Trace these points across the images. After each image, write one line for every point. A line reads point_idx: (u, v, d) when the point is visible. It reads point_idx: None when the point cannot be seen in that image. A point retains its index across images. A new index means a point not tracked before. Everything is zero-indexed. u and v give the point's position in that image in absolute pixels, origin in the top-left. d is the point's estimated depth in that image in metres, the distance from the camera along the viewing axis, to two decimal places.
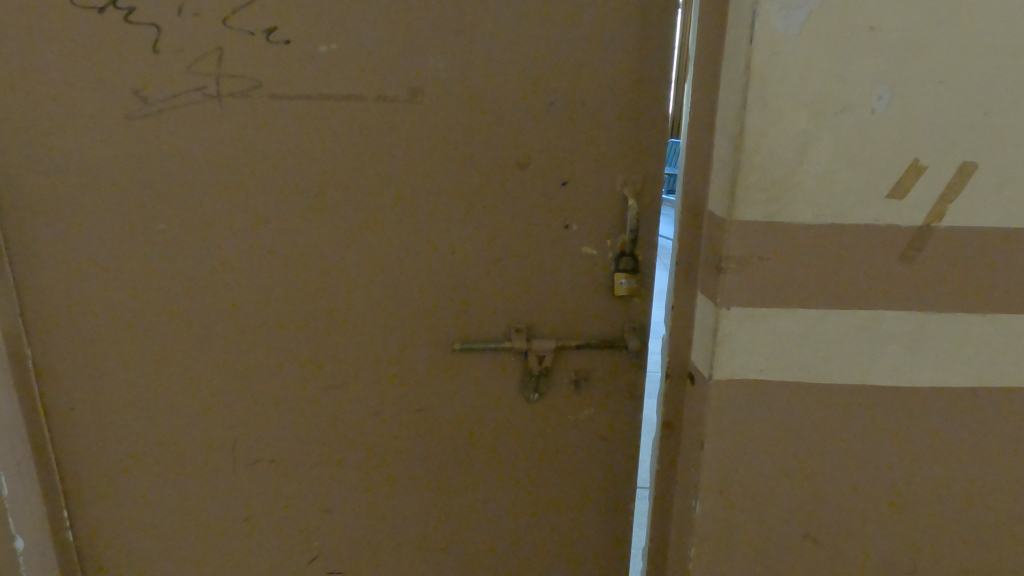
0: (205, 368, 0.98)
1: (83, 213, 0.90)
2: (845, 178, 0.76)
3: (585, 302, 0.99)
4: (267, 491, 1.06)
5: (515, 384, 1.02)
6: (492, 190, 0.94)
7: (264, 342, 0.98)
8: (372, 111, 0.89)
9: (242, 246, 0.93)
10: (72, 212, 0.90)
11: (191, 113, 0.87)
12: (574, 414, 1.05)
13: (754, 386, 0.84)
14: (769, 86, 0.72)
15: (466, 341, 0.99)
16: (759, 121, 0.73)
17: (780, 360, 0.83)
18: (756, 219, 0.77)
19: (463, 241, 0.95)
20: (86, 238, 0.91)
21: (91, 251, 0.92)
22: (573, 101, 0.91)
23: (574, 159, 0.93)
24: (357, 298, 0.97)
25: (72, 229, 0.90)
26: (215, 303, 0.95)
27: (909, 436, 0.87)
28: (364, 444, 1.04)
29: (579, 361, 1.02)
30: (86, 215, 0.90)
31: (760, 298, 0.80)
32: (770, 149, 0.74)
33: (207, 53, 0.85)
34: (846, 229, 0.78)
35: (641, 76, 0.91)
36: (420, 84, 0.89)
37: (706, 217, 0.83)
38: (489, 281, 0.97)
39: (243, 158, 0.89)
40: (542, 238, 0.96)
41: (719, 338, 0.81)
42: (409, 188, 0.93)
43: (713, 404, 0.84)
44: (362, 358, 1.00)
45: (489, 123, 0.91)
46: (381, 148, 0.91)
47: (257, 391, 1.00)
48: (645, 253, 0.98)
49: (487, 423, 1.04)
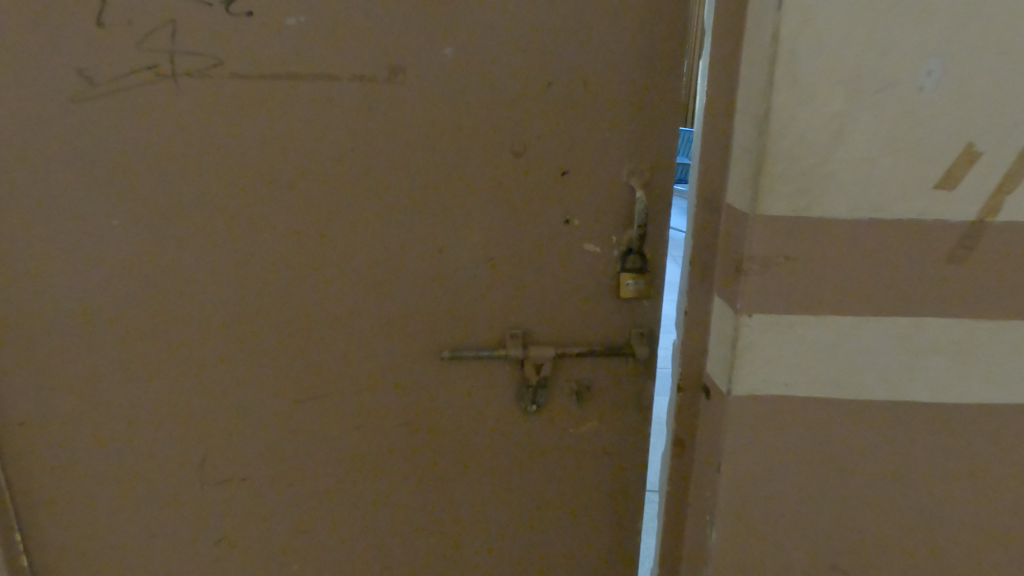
0: (169, 378, 0.90)
1: (29, 208, 0.81)
2: (887, 166, 0.66)
3: (587, 305, 0.90)
4: (237, 507, 0.97)
5: (511, 396, 0.93)
6: (484, 181, 0.84)
7: (233, 350, 0.89)
8: (348, 93, 0.80)
9: (206, 245, 0.84)
10: (16, 207, 0.81)
11: (143, 95, 0.78)
12: (576, 427, 0.95)
13: (777, 403, 0.74)
14: (800, 59, 0.62)
15: (456, 348, 0.90)
16: (789, 100, 0.63)
17: (807, 373, 0.73)
18: (783, 214, 0.67)
19: (453, 239, 0.86)
20: (33, 236, 0.82)
21: (38, 251, 0.83)
22: (575, 82, 0.81)
23: (575, 147, 0.83)
24: (336, 302, 0.88)
25: (18, 226, 0.82)
26: (177, 308, 0.86)
27: (953, 459, 0.76)
28: (346, 462, 0.96)
29: (580, 370, 0.93)
30: (31, 210, 0.81)
31: (786, 304, 0.70)
32: (800, 133, 0.64)
33: (159, 27, 0.76)
34: (887, 224, 0.68)
35: (652, 54, 0.81)
36: (402, 62, 0.79)
37: (724, 212, 0.73)
38: (481, 282, 0.88)
39: (202, 144, 0.80)
40: (540, 235, 0.87)
41: (740, 348, 0.72)
42: (391, 180, 0.83)
43: (730, 423, 0.75)
44: (341, 366, 0.91)
45: (480, 108, 0.82)
46: (359, 135, 0.81)
47: (226, 405, 0.92)
48: (655, 252, 0.88)
49: (480, 438, 0.95)
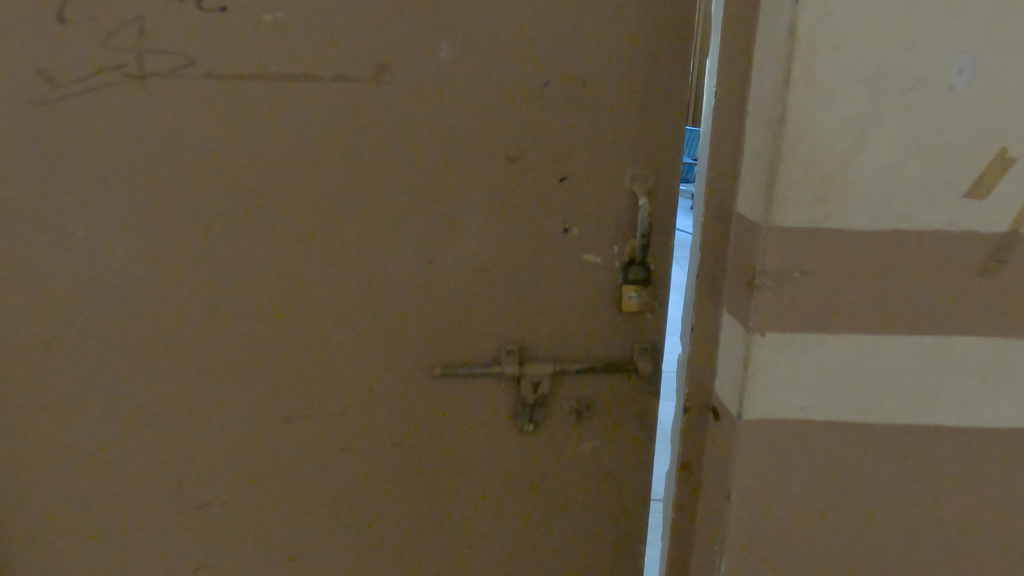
0: (142, 397, 0.85)
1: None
2: (913, 171, 0.60)
3: (587, 319, 0.84)
4: (216, 533, 0.91)
5: (507, 414, 0.88)
6: (476, 188, 0.79)
7: (211, 367, 0.84)
8: (329, 94, 0.75)
9: (181, 256, 0.79)
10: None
11: (109, 97, 0.73)
12: (576, 448, 0.90)
13: (792, 427, 0.69)
14: (818, 56, 0.57)
15: (449, 366, 0.85)
16: (807, 100, 0.58)
17: (824, 395, 0.67)
18: (800, 224, 0.62)
19: (443, 250, 0.81)
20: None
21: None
22: (572, 82, 0.76)
23: (574, 151, 0.78)
24: (319, 317, 0.83)
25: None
26: (150, 322, 0.82)
27: (983, 488, 0.71)
28: (332, 486, 0.90)
29: (580, 387, 0.87)
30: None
31: (802, 322, 0.65)
32: (819, 137, 0.59)
33: (125, 25, 0.71)
34: (913, 235, 0.62)
35: (654, 51, 0.76)
36: (387, 60, 0.74)
37: (733, 222, 0.68)
38: (473, 294, 0.83)
39: (173, 149, 0.75)
40: (536, 245, 0.81)
41: (751, 368, 0.66)
42: (377, 187, 0.78)
43: (741, 448, 0.69)
44: (325, 384, 0.86)
45: (471, 109, 0.76)
46: (342, 138, 0.76)
47: (205, 426, 0.87)
48: (659, 262, 0.83)
49: (474, 459, 0.90)
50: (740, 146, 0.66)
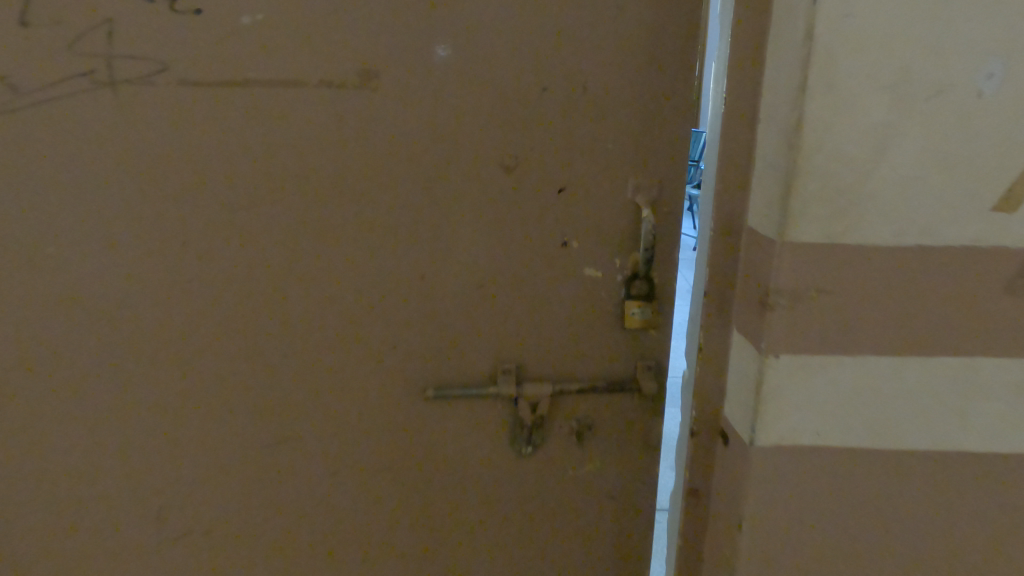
0: (116, 421, 0.80)
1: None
2: (937, 184, 0.56)
3: (588, 336, 0.80)
4: (198, 562, 0.87)
5: (503, 436, 0.84)
6: (469, 199, 0.75)
7: (190, 389, 0.79)
8: (312, 100, 0.70)
9: (156, 273, 0.75)
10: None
11: (78, 104, 0.69)
12: (577, 470, 0.86)
13: (806, 454, 0.65)
14: (837, 62, 0.53)
15: (442, 386, 0.81)
16: (824, 110, 0.54)
17: (841, 421, 0.63)
18: (816, 240, 0.58)
19: (435, 264, 0.77)
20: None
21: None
22: (570, 87, 0.72)
23: (573, 160, 0.74)
24: (304, 335, 0.78)
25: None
26: (125, 343, 0.77)
27: (1010, 517, 0.67)
28: (320, 513, 0.86)
29: (581, 407, 0.83)
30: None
31: (818, 344, 0.61)
32: (838, 147, 0.55)
33: (93, 28, 0.67)
34: (937, 252, 0.58)
35: (657, 55, 0.72)
36: (373, 65, 0.70)
37: (744, 236, 0.64)
38: (468, 311, 0.79)
39: (146, 160, 0.71)
40: (533, 259, 0.77)
41: (764, 393, 0.62)
42: (364, 199, 0.74)
43: (753, 477, 0.65)
44: (312, 406, 0.81)
45: (463, 116, 0.72)
46: (327, 147, 0.72)
47: (183, 450, 0.82)
48: (663, 277, 0.79)
49: (469, 483, 0.86)
50: (751, 155, 0.62)
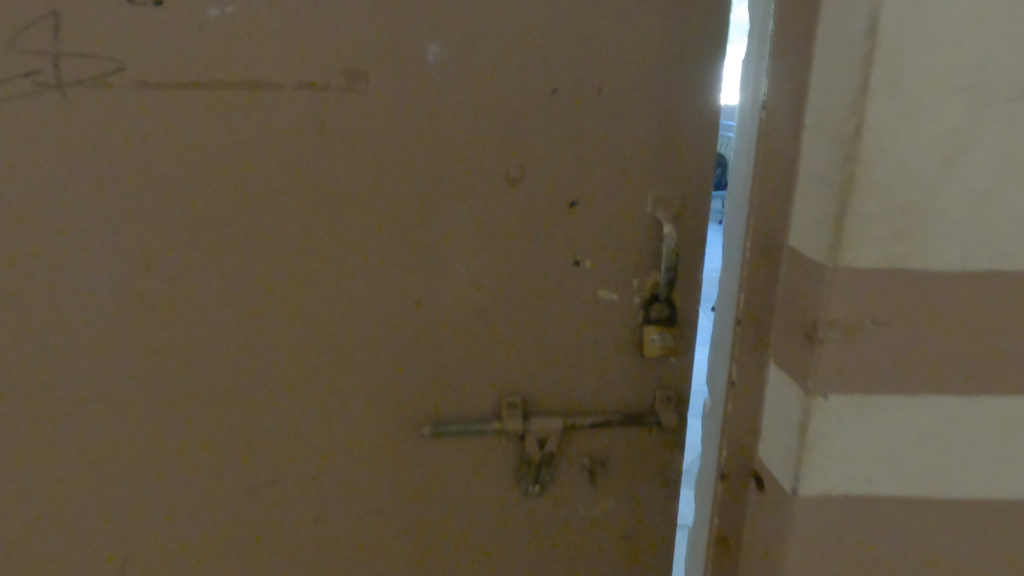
0: (71, 469, 0.71)
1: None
2: (1012, 200, 0.49)
3: (601, 365, 0.73)
4: None
5: (508, 475, 0.76)
6: (469, 214, 0.67)
7: (155, 431, 0.70)
8: (291, 105, 0.62)
9: (116, 301, 0.66)
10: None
11: (19, 110, 0.60)
12: (588, 510, 0.78)
13: (854, 505, 0.57)
14: (903, 60, 0.45)
15: (440, 422, 0.73)
16: (887, 116, 0.46)
17: (895, 469, 0.56)
18: (875, 266, 0.50)
19: (432, 288, 0.69)
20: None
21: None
22: (581, 88, 0.64)
23: (585, 171, 0.66)
24: (285, 368, 0.70)
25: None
26: (79, 379, 0.68)
27: None
28: (303, 563, 0.77)
29: (593, 442, 0.75)
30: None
31: (872, 383, 0.53)
32: (902, 159, 0.47)
33: (38, 23, 0.58)
34: (1011, 278, 0.51)
35: (679, 55, 0.64)
36: (359, 63, 0.62)
37: (783, 257, 0.56)
38: (468, 339, 0.71)
39: (101, 173, 0.62)
40: (541, 281, 0.69)
41: (809, 437, 0.55)
42: (351, 215, 0.66)
43: (794, 530, 0.57)
44: (294, 446, 0.73)
45: (462, 122, 0.64)
46: (309, 158, 0.64)
47: (149, 501, 0.73)
48: (685, 299, 0.71)
49: (470, 527, 0.78)
50: (793, 166, 0.54)
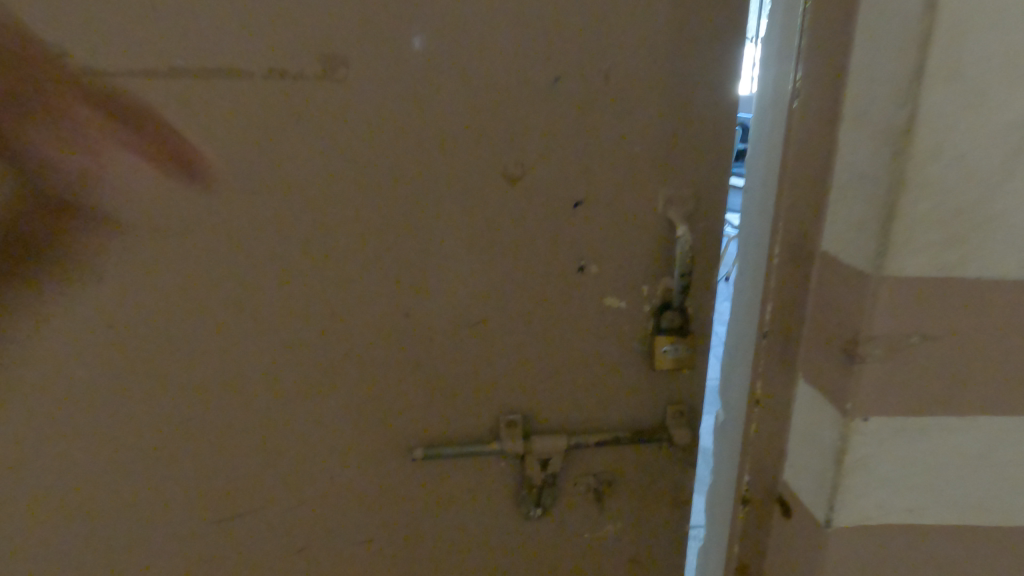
0: (17, 511, 0.63)
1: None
2: None
3: (606, 378, 0.67)
4: None
5: (507, 498, 0.70)
6: (463, 217, 0.60)
7: (114, 466, 0.63)
8: (262, 95, 0.55)
9: (63, 324, 0.58)
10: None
11: None
12: (594, 533, 0.72)
13: (892, 534, 0.51)
14: (963, 40, 0.40)
15: (433, 444, 0.66)
16: (944, 104, 0.41)
17: (938, 495, 0.50)
18: (924, 274, 0.44)
19: (423, 297, 0.62)
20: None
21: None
22: (586, 75, 0.58)
23: (591, 167, 0.60)
24: (259, 389, 0.63)
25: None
26: (20, 409, 0.59)
27: None
28: None
29: (599, 461, 0.69)
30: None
31: (916, 402, 0.48)
32: (957, 153, 0.42)
33: None
34: None
35: (694, 38, 0.58)
36: (337, 48, 0.55)
37: (815, 263, 0.50)
38: (463, 353, 0.64)
39: (37, 174, 0.54)
40: (542, 289, 0.63)
41: (846, 464, 0.49)
42: (331, 220, 0.59)
43: (828, 564, 0.52)
44: (271, 473, 0.66)
45: (454, 115, 0.58)
46: (283, 156, 0.57)
47: (112, 543, 0.65)
48: (699, 306, 0.65)
49: (467, 553, 0.72)
50: (829, 161, 0.48)
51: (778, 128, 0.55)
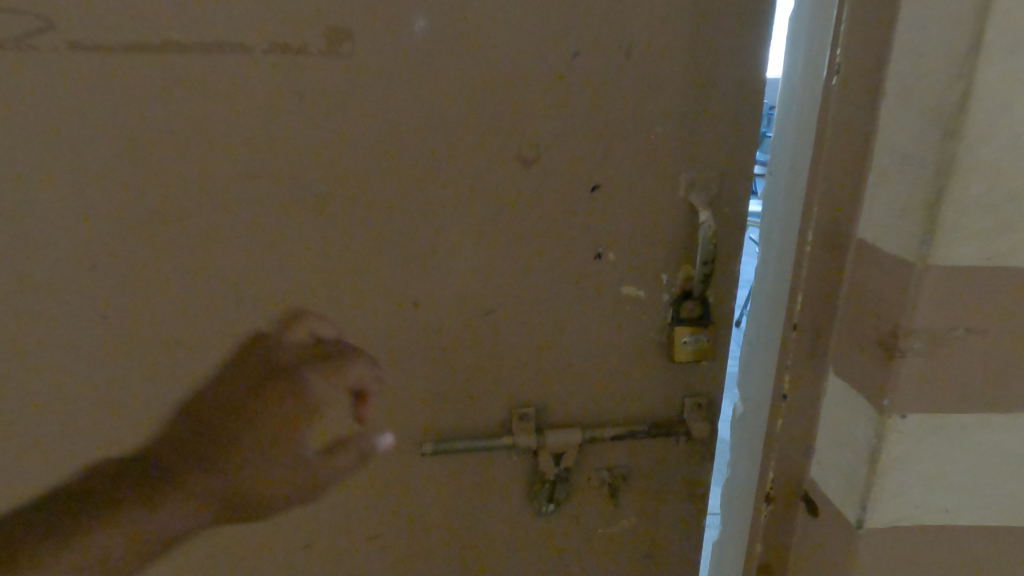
0: None
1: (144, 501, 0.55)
2: None
3: (623, 370, 0.64)
4: None
5: (518, 494, 0.67)
6: (475, 202, 0.57)
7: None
8: (263, 71, 0.52)
9: (53, 317, 0.54)
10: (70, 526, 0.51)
11: None
12: (607, 529, 0.70)
13: (926, 535, 0.49)
14: None
15: (442, 438, 0.64)
16: (1001, 77, 0.38)
17: (975, 495, 0.48)
18: (972, 261, 0.41)
19: (433, 285, 0.59)
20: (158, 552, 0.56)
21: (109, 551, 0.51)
22: (606, 51, 0.55)
23: (611, 148, 0.57)
24: None
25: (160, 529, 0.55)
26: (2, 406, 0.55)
27: None
28: None
29: (614, 456, 0.67)
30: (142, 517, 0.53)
31: (958, 399, 0.45)
32: (1013, 131, 0.39)
33: None
34: None
35: (721, 12, 0.55)
36: (342, 22, 0.52)
37: (850, 250, 0.47)
38: (474, 343, 0.62)
39: (23, 152, 0.50)
40: (557, 277, 0.60)
41: (882, 462, 0.46)
42: (336, 205, 0.56)
43: (859, 566, 0.49)
44: None
45: (466, 94, 0.54)
46: (286, 137, 0.53)
47: None
48: (720, 295, 0.63)
49: (476, 549, 0.69)
50: (868, 141, 0.45)
51: (810, 107, 0.52)
